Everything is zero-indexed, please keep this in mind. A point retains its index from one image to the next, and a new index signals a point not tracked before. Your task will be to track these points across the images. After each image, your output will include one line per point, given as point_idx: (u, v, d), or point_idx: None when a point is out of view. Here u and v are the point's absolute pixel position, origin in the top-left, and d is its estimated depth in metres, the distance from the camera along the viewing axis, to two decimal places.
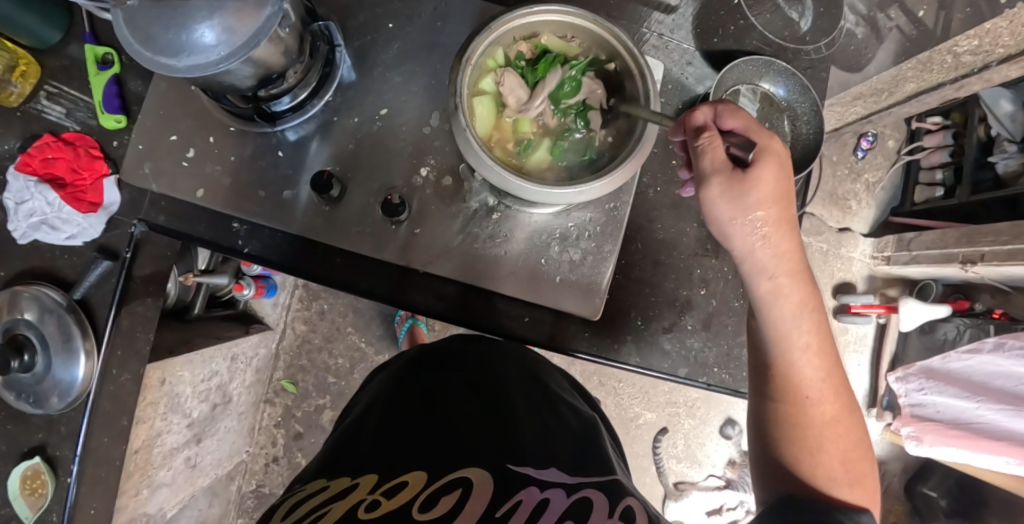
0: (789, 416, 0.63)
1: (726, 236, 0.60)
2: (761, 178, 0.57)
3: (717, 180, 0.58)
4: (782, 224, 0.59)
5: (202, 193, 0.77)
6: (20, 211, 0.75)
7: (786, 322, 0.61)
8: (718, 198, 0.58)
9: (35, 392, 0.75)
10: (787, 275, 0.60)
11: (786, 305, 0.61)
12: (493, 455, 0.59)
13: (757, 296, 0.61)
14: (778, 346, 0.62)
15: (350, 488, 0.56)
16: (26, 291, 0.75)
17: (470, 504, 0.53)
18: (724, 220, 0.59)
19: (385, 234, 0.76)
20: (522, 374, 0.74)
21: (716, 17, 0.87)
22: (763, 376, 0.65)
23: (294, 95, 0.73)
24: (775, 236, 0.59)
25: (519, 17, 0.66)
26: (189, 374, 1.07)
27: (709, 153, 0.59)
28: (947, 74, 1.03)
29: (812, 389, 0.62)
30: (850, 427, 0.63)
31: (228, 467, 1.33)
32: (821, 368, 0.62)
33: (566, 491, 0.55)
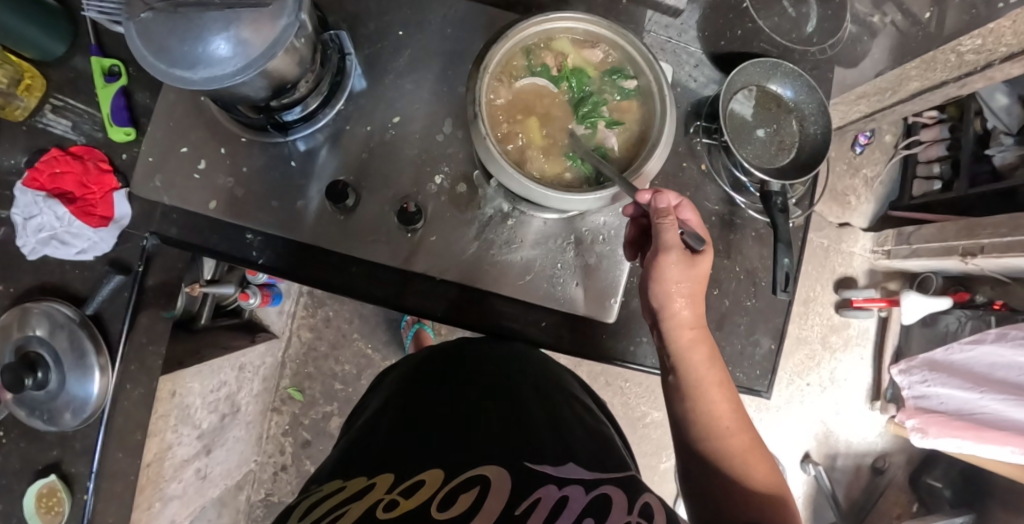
0: (713, 454, 0.63)
1: (661, 299, 0.64)
2: (701, 266, 0.63)
3: (674, 251, 0.61)
4: (699, 295, 0.64)
5: (215, 205, 0.76)
6: (28, 226, 0.74)
7: (696, 362, 0.65)
8: (671, 266, 0.61)
9: (48, 409, 0.74)
10: (699, 330, 0.66)
11: (702, 353, 0.66)
12: (510, 454, 0.59)
13: (677, 348, 0.65)
14: (694, 390, 0.65)
15: (368, 489, 0.56)
16: (36, 307, 0.74)
17: (491, 499, 0.54)
18: (669, 283, 0.62)
19: (401, 241, 0.76)
20: (532, 371, 0.74)
21: (724, 20, 0.85)
22: (681, 420, 0.66)
23: (306, 104, 0.73)
24: (695, 298, 0.64)
25: (537, 24, 0.66)
26: (199, 384, 1.07)
27: (669, 229, 0.61)
28: (950, 73, 1.02)
29: (726, 417, 0.64)
30: (766, 456, 0.64)
31: (237, 477, 1.33)
32: (731, 407, 0.65)
33: (585, 488, 0.56)
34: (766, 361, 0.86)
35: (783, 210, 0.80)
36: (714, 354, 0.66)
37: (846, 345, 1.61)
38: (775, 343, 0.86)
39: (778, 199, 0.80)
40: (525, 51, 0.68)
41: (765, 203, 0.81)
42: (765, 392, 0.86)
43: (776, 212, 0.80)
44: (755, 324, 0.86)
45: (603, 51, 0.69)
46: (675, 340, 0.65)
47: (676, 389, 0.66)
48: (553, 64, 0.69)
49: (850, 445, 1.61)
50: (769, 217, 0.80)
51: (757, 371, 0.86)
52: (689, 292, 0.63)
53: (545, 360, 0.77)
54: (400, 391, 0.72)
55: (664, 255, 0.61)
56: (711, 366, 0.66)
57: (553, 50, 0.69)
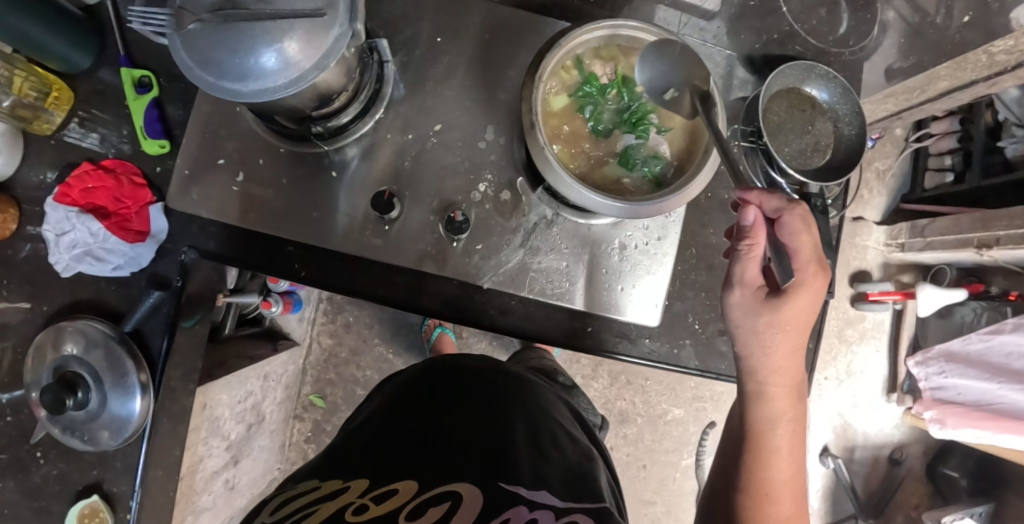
0: (750, 502, 0.66)
1: (739, 345, 0.63)
2: (788, 306, 0.60)
3: (740, 290, 0.62)
4: (791, 341, 0.62)
5: (255, 217, 0.75)
6: (61, 243, 0.73)
7: (773, 418, 0.65)
8: (737, 305, 0.62)
9: (88, 430, 0.73)
10: (783, 384, 0.64)
11: (779, 410, 0.65)
12: (486, 475, 0.58)
13: (755, 401, 0.65)
14: (757, 442, 0.66)
15: (342, 491, 0.57)
16: (70, 325, 0.73)
17: (458, 516, 0.53)
18: (748, 330, 0.62)
19: (446, 250, 0.75)
20: (525, 403, 0.73)
21: (759, 24, 0.86)
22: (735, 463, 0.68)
23: (346, 114, 0.71)
24: (785, 353, 0.63)
25: (587, 32, 0.65)
26: (227, 395, 1.05)
27: (745, 263, 0.61)
28: (978, 73, 0.95)
29: (783, 479, 0.66)
30: (799, 509, 0.67)
31: (262, 485, 1.32)
32: (790, 462, 0.66)
33: (554, 514, 0.54)
34: (805, 359, 0.87)
35: (822, 212, 0.82)
36: (795, 411, 0.65)
37: (862, 338, 1.63)
38: (814, 342, 0.87)
39: (818, 201, 0.82)
40: (574, 58, 0.67)
41: (803, 205, 0.83)
42: None
43: (814, 214, 0.82)
44: None
45: None
46: (755, 391, 0.65)
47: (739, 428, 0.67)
48: (602, 73, 0.68)
49: (868, 436, 1.63)
50: (808, 218, 0.82)
51: None
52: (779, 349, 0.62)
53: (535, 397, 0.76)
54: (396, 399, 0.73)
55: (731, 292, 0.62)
56: (786, 423, 0.65)
57: (601, 59, 0.68)
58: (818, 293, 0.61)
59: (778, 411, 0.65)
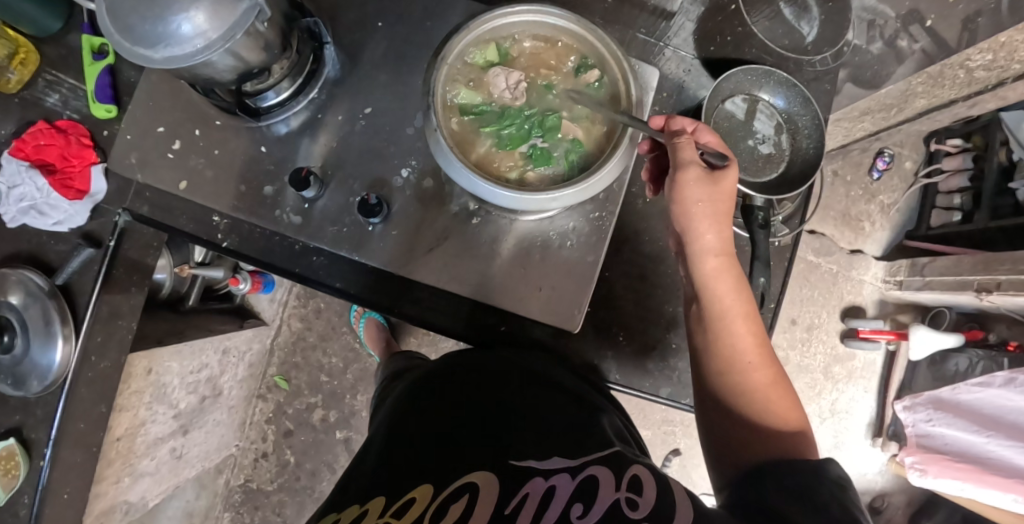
0: (731, 382, 0.62)
1: (685, 224, 0.63)
2: (725, 184, 0.61)
3: (692, 165, 0.60)
4: (725, 216, 0.62)
5: (185, 185, 0.77)
6: (10, 195, 0.76)
7: (726, 291, 0.62)
8: (691, 185, 0.60)
9: (15, 374, 0.75)
10: (726, 256, 0.63)
11: (729, 282, 0.62)
12: (496, 455, 0.58)
13: (699, 276, 0.63)
14: (719, 320, 0.62)
15: (361, 516, 0.56)
16: (12, 275, 0.75)
17: (480, 508, 0.53)
18: (688, 204, 0.61)
19: (363, 235, 0.75)
20: (514, 364, 0.71)
21: (713, 24, 0.83)
22: (700, 350, 0.65)
23: (279, 89, 0.73)
24: (722, 224, 0.62)
25: (497, 16, 0.65)
26: (177, 364, 1.07)
27: (680, 149, 0.62)
28: (962, 91, 1.14)
29: (746, 343, 0.62)
30: (788, 393, 0.62)
31: (215, 460, 1.35)
32: (756, 340, 0.63)
33: (571, 475, 0.55)
34: None
35: (764, 226, 0.76)
36: (743, 283, 0.63)
37: (850, 377, 1.54)
38: None
39: (760, 214, 0.76)
40: (489, 44, 0.67)
41: (745, 217, 0.77)
42: None
43: (756, 227, 0.76)
44: None
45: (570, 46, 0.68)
46: (699, 268, 0.63)
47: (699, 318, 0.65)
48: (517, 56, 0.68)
49: None
50: (748, 231, 0.76)
51: None
52: (712, 223, 0.61)
53: (525, 349, 0.74)
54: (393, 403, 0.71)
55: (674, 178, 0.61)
56: (738, 296, 0.62)
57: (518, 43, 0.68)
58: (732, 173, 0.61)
59: (730, 283, 0.62)
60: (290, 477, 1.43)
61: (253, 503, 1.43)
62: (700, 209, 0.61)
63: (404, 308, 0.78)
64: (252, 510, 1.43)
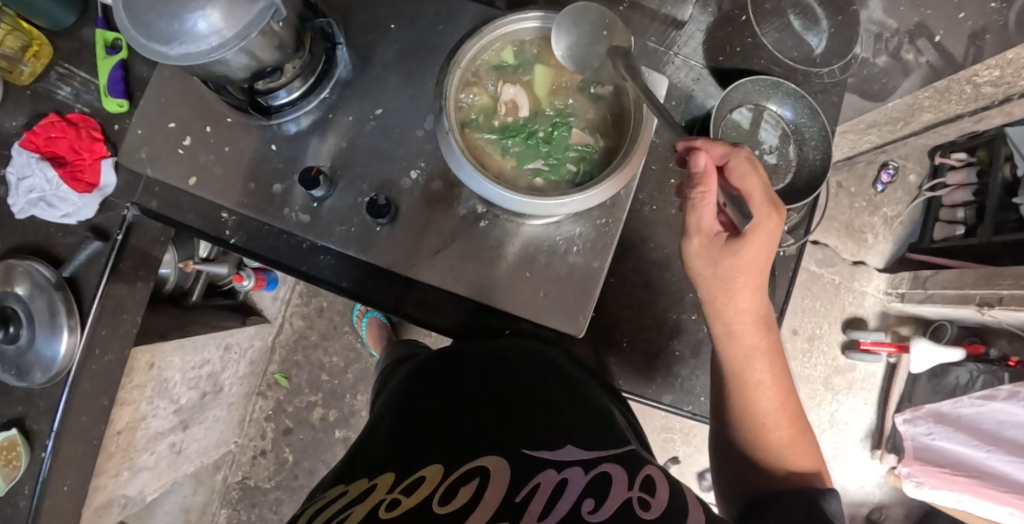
0: (750, 434, 0.63)
1: (702, 290, 0.61)
2: (743, 254, 0.56)
3: (697, 237, 0.58)
4: (754, 280, 0.59)
5: (194, 181, 0.77)
6: (20, 187, 0.77)
7: (748, 353, 0.61)
8: (695, 255, 0.59)
9: (19, 365, 0.76)
10: (750, 320, 0.60)
11: (750, 345, 0.61)
12: (509, 443, 0.58)
13: (720, 337, 0.62)
14: (738, 377, 0.62)
15: (369, 490, 0.56)
16: (19, 265, 0.76)
17: (491, 492, 0.53)
18: (698, 273, 0.60)
19: (370, 236, 0.76)
20: (529, 359, 0.71)
21: (723, 33, 0.84)
22: (722, 396, 0.65)
23: (291, 89, 0.74)
24: (748, 290, 0.59)
25: (513, 22, 0.66)
26: (180, 359, 1.07)
27: (695, 212, 0.57)
28: (967, 106, 1.16)
29: (768, 400, 0.62)
30: (809, 441, 0.63)
31: (214, 456, 1.35)
32: (779, 396, 0.62)
33: (584, 470, 0.55)
34: None
35: None
36: (767, 340, 0.62)
37: (851, 388, 1.54)
38: None
39: None
40: (504, 51, 0.68)
41: None
42: None
43: None
44: None
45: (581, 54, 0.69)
46: (718, 330, 0.62)
47: (720, 371, 0.65)
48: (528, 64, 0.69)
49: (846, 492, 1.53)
50: None
51: None
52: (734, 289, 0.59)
53: (539, 345, 0.74)
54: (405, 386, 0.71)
55: (688, 243, 0.59)
56: (762, 352, 0.62)
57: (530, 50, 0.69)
58: (759, 242, 0.56)
59: (752, 345, 0.61)
60: (287, 475, 1.43)
61: (250, 500, 1.43)
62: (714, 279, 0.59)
63: (411, 305, 0.79)
64: (248, 508, 1.43)
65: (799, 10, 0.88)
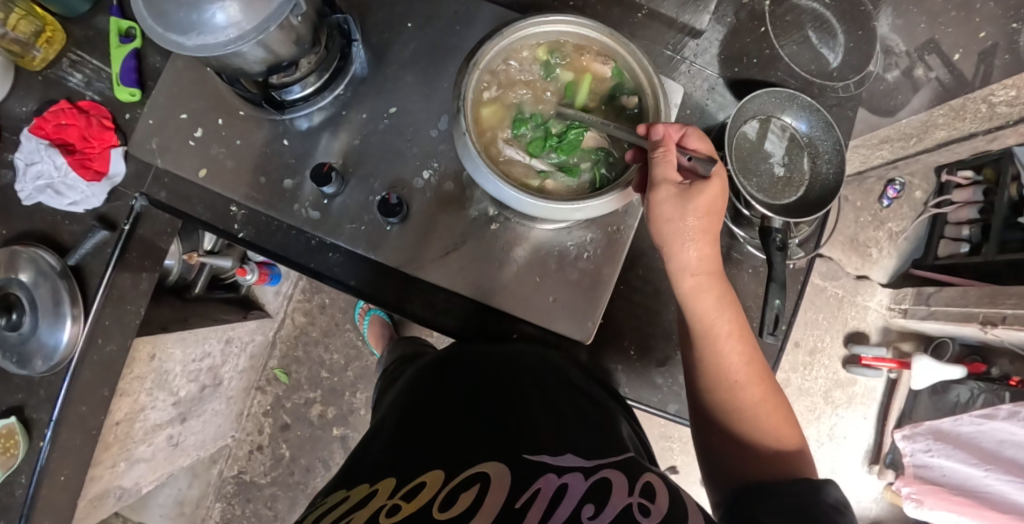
0: (718, 399, 0.63)
1: (663, 241, 0.61)
2: (700, 204, 0.58)
3: (664, 185, 0.59)
4: (708, 232, 0.60)
5: (205, 173, 0.77)
6: (28, 173, 0.76)
7: (707, 308, 0.62)
8: (662, 204, 0.59)
9: (21, 352, 0.75)
10: (708, 272, 0.61)
11: (710, 300, 0.62)
12: (509, 448, 0.58)
13: (682, 294, 0.62)
14: (705, 340, 0.63)
15: (370, 496, 0.55)
16: (23, 252, 0.75)
17: (491, 497, 0.52)
18: (662, 222, 0.60)
19: (380, 234, 0.75)
20: (529, 365, 0.71)
21: (741, 44, 0.84)
22: (691, 365, 0.66)
23: (305, 84, 0.73)
24: (703, 240, 0.60)
25: (535, 25, 0.66)
26: (181, 352, 1.06)
27: (660, 163, 0.58)
28: (979, 124, 1.16)
29: (735, 361, 0.62)
30: (779, 405, 0.63)
31: (210, 449, 1.35)
32: (744, 357, 0.62)
33: (584, 475, 0.54)
34: None
35: (781, 249, 0.75)
36: (727, 300, 0.62)
37: (850, 402, 1.52)
38: None
39: (778, 236, 0.75)
40: (524, 54, 0.68)
41: (763, 239, 0.76)
42: None
43: (773, 249, 0.74)
44: None
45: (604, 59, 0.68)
46: (680, 286, 0.62)
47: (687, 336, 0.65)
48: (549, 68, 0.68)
49: None
50: (765, 253, 0.75)
51: None
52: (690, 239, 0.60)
53: (543, 351, 0.74)
54: (406, 391, 0.70)
55: (655, 191, 0.59)
56: (723, 314, 0.62)
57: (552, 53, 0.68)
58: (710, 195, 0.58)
59: (712, 299, 0.62)
60: (284, 471, 1.42)
61: (245, 495, 1.42)
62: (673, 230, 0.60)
63: (413, 306, 0.78)
64: (243, 503, 1.43)
65: (817, 23, 0.88)
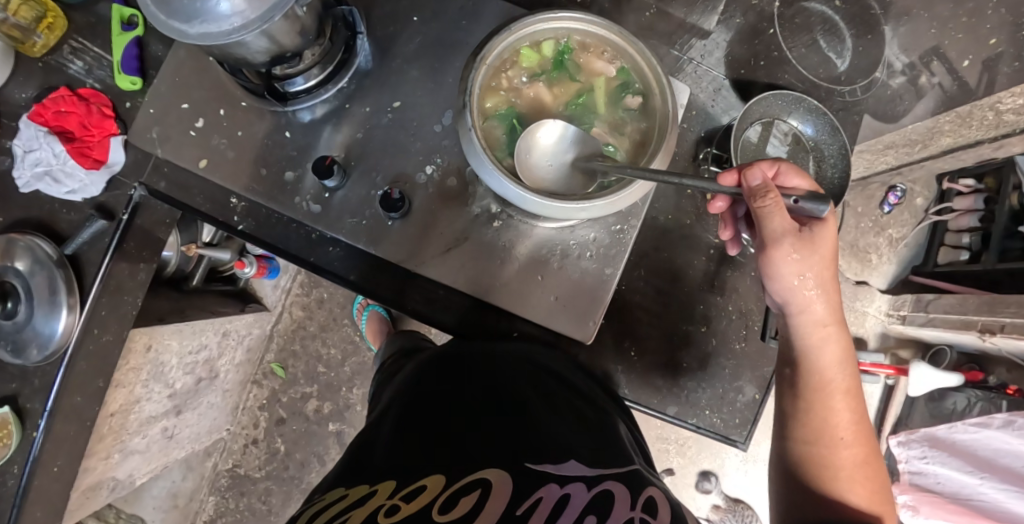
0: (817, 457, 0.62)
1: (785, 294, 0.59)
2: (825, 246, 0.57)
3: (789, 238, 0.55)
4: (831, 288, 0.59)
5: (205, 164, 0.76)
6: (26, 160, 0.75)
7: (826, 360, 0.61)
8: (787, 258, 0.56)
9: (15, 340, 0.74)
10: (830, 328, 0.60)
11: (833, 352, 0.61)
12: (512, 455, 0.57)
13: (803, 343, 0.61)
14: (815, 392, 0.62)
15: (369, 496, 0.54)
16: (20, 240, 0.74)
17: (491, 504, 0.52)
18: (788, 279, 0.57)
19: (381, 230, 0.75)
20: (532, 367, 0.70)
21: (750, 45, 0.84)
22: (789, 417, 0.64)
23: (308, 76, 0.72)
24: (829, 295, 0.59)
25: (541, 22, 0.65)
26: (177, 343, 1.05)
27: (782, 212, 0.54)
28: (985, 132, 1.15)
29: (844, 419, 0.61)
30: (876, 471, 0.62)
31: (205, 442, 1.34)
32: (854, 416, 0.62)
33: (587, 486, 0.54)
34: (748, 410, 0.80)
35: None
36: (848, 355, 0.61)
37: None
38: (760, 394, 0.80)
39: None
40: (529, 51, 0.68)
41: None
42: (742, 444, 0.79)
43: None
44: (740, 369, 0.80)
45: (614, 57, 0.68)
46: (801, 336, 0.61)
47: (792, 385, 0.64)
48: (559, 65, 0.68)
49: None
50: None
51: (736, 419, 0.79)
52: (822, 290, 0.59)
53: (543, 351, 0.73)
54: (410, 388, 0.69)
55: (781, 247, 0.55)
56: (842, 369, 0.61)
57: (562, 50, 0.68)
58: (832, 243, 0.57)
59: (831, 352, 0.61)
60: (278, 466, 1.42)
61: (238, 489, 1.41)
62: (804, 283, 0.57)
63: (411, 304, 0.77)
64: (237, 496, 1.42)
65: (825, 26, 0.88)
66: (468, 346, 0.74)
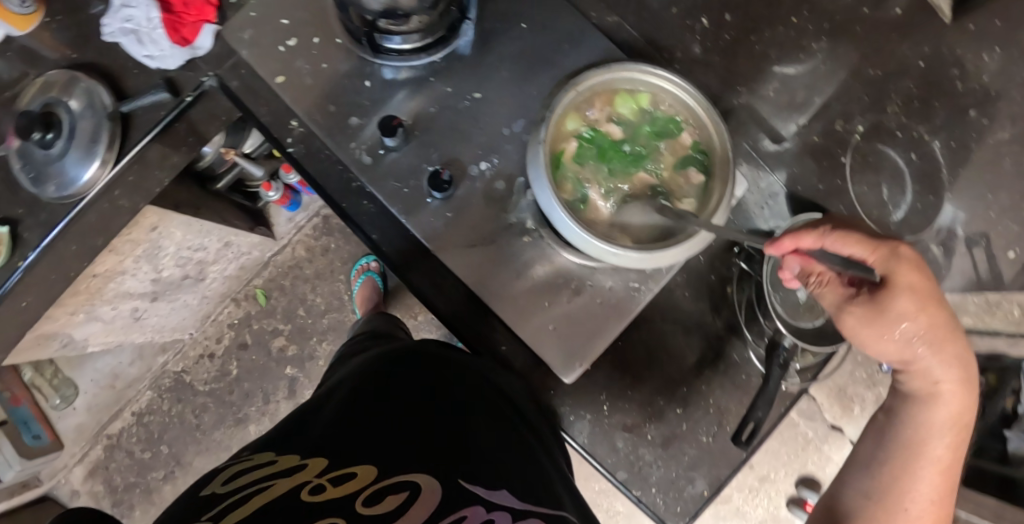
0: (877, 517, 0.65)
1: (887, 353, 0.62)
2: (893, 301, 0.58)
3: (845, 311, 0.59)
4: (946, 335, 0.60)
5: (281, 80, 0.78)
6: (119, 12, 0.76)
7: (932, 422, 0.64)
8: (855, 326, 0.59)
9: (40, 171, 0.75)
10: (949, 389, 0.62)
11: (936, 413, 0.63)
12: (446, 468, 0.57)
13: (909, 400, 0.65)
14: (904, 448, 0.65)
15: (298, 468, 0.55)
16: (83, 82, 0.76)
17: (417, 507, 0.51)
18: (869, 342, 0.60)
19: (419, 202, 0.76)
20: (486, 390, 0.70)
21: (816, 165, 0.86)
22: (860, 465, 0.68)
23: (407, 39, 0.75)
24: (942, 347, 0.60)
25: (640, 72, 0.68)
26: (181, 234, 1.07)
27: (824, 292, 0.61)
28: None
29: (927, 491, 0.64)
30: None
31: (166, 337, 1.34)
32: (938, 488, 0.64)
33: (512, 517, 0.53)
34: (692, 503, 0.80)
35: (783, 366, 0.76)
36: (959, 421, 0.64)
37: None
38: (708, 491, 0.80)
39: (783, 354, 0.76)
40: (616, 94, 0.70)
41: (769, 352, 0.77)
42: None
43: (774, 365, 0.75)
44: (699, 462, 0.80)
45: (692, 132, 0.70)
46: (907, 386, 0.65)
47: (881, 432, 0.68)
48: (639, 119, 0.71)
49: None
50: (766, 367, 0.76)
51: (677, 507, 0.79)
52: (937, 340, 0.60)
53: (503, 378, 0.74)
54: (365, 376, 0.69)
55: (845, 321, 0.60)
56: (944, 435, 0.64)
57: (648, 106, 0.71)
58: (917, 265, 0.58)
59: (936, 414, 0.63)
60: (224, 386, 1.42)
61: (178, 394, 1.42)
62: (888, 336, 0.59)
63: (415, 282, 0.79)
64: (173, 400, 1.42)
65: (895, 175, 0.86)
66: (434, 354, 0.74)
